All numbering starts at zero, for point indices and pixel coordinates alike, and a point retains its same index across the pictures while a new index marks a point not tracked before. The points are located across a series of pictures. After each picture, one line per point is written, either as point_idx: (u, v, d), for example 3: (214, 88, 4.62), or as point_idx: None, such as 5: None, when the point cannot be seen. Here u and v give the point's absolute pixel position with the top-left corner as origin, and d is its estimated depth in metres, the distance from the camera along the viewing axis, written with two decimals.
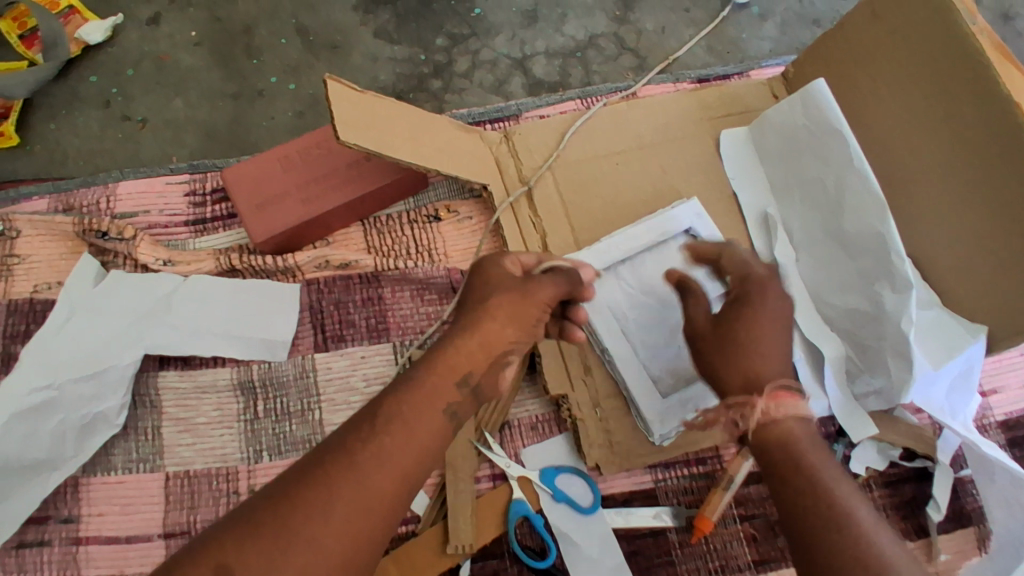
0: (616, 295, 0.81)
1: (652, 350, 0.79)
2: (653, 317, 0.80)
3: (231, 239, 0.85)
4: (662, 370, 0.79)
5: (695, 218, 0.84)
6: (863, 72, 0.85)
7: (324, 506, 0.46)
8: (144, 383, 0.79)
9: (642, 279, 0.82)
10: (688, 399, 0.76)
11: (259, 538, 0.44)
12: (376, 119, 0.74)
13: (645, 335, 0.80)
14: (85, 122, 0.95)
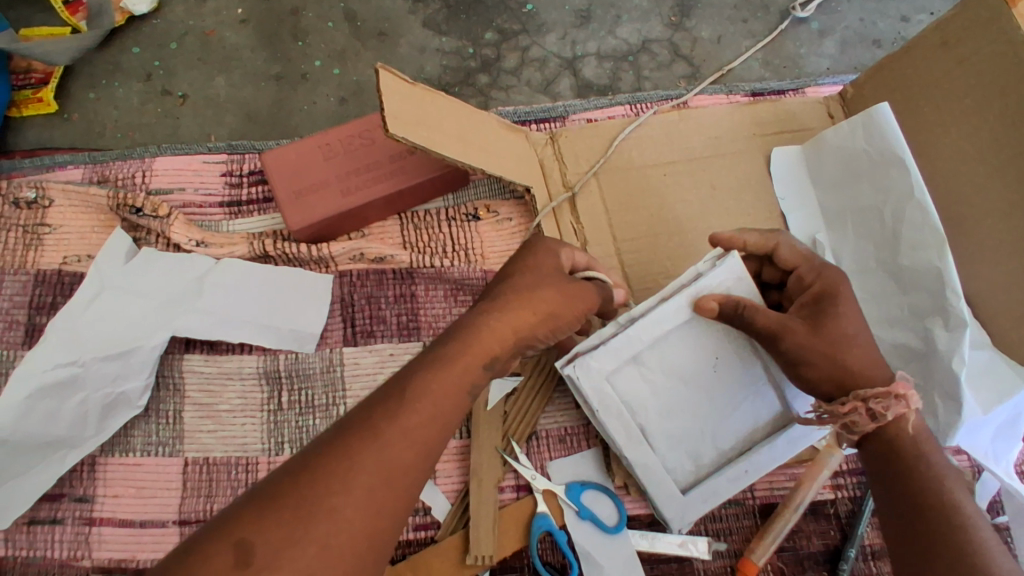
0: (635, 388, 0.70)
1: (670, 441, 0.72)
2: (675, 406, 0.71)
3: (265, 224, 0.84)
4: (680, 456, 0.72)
5: (734, 280, 0.67)
6: (927, 99, 0.82)
7: (343, 479, 0.44)
8: (169, 365, 0.78)
9: (665, 363, 0.70)
10: (709, 492, 0.71)
11: (277, 514, 0.42)
12: (425, 113, 0.72)
13: (665, 425, 0.71)
14: (124, 94, 0.94)
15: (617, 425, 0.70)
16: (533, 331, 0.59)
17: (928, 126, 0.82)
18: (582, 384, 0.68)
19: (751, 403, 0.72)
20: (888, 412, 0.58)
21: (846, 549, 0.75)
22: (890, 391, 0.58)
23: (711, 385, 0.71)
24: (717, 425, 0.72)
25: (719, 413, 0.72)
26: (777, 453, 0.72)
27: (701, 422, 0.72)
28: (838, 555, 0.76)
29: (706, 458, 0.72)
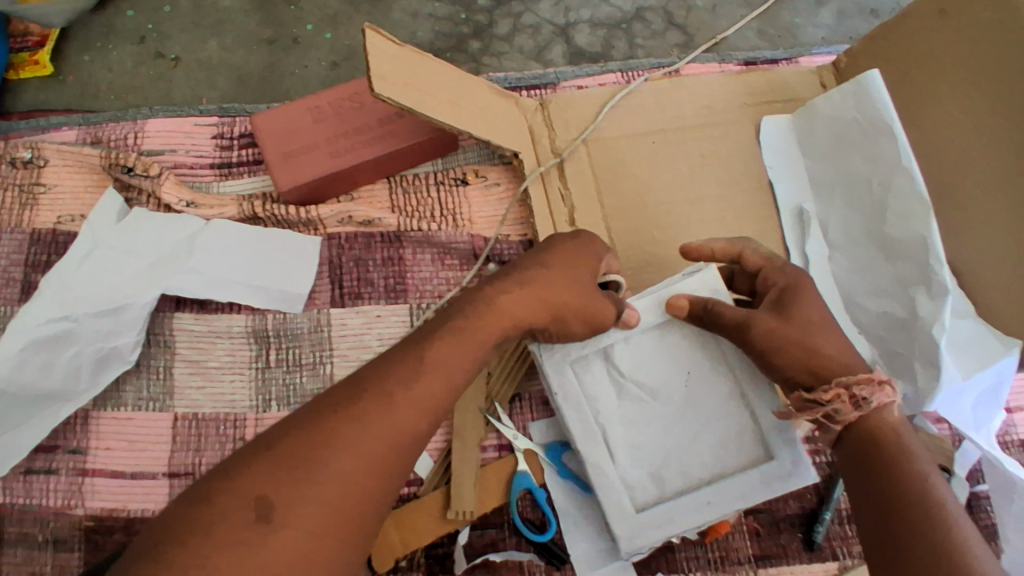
0: (600, 386, 0.70)
1: (631, 453, 0.70)
2: (640, 415, 0.70)
3: (255, 186, 0.84)
4: (640, 474, 0.70)
5: (711, 288, 0.68)
6: (921, 69, 0.82)
7: (353, 443, 0.46)
8: (159, 323, 0.79)
9: (633, 366, 0.70)
10: (666, 517, 0.68)
11: (290, 472, 0.44)
12: (412, 75, 0.72)
13: (628, 434, 0.70)
14: (119, 56, 0.95)
15: (575, 419, 0.69)
16: (535, 322, 0.60)
17: (921, 96, 0.82)
18: (547, 365, 0.70)
19: (725, 432, 0.69)
20: (871, 400, 0.59)
21: (822, 511, 0.76)
22: (872, 378, 0.59)
23: (681, 401, 0.69)
24: (683, 447, 0.69)
25: (686, 435, 0.69)
26: (750, 492, 0.67)
27: (665, 440, 0.70)
28: (813, 518, 0.77)
29: (668, 482, 0.69)
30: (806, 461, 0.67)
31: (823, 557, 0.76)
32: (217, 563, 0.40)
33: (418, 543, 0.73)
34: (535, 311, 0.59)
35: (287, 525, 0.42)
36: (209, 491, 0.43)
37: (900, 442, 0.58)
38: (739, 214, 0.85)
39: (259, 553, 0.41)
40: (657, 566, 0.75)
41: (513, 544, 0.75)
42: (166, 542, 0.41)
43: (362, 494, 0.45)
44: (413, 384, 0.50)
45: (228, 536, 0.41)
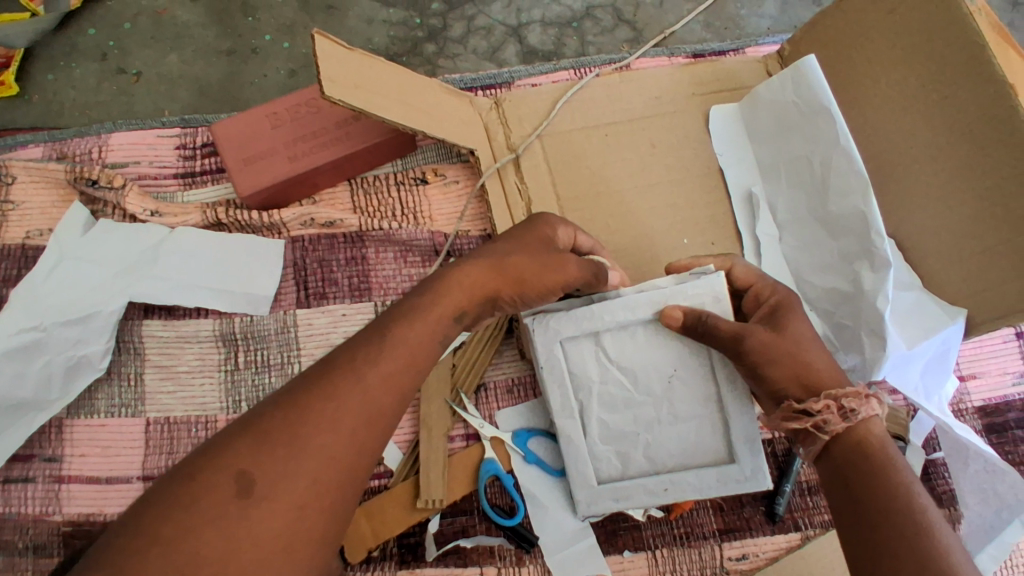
0: (586, 366, 0.73)
1: (604, 431, 0.73)
2: (619, 398, 0.72)
3: (218, 193, 0.86)
4: (608, 450, 0.73)
5: (711, 298, 0.68)
6: (858, 52, 0.84)
7: (332, 418, 0.47)
8: (128, 330, 0.81)
9: (621, 354, 0.72)
10: (623, 494, 0.73)
11: (271, 448, 0.45)
12: (365, 79, 0.75)
13: (603, 413, 0.73)
14: (82, 73, 0.96)
15: (555, 390, 0.73)
16: (498, 291, 0.61)
17: (860, 79, 0.85)
18: (538, 337, 0.73)
19: (697, 430, 0.71)
20: (858, 413, 0.58)
21: (782, 484, 0.78)
22: (859, 392, 0.59)
23: (660, 395, 0.71)
24: (654, 436, 0.72)
25: (659, 426, 0.72)
26: (705, 487, 0.71)
27: (637, 424, 0.72)
28: (774, 491, 0.79)
29: (633, 463, 0.73)
30: (764, 470, 0.71)
31: (786, 529, 0.78)
32: (202, 537, 0.42)
33: (390, 533, 0.75)
34: (496, 279, 0.61)
35: (269, 500, 0.44)
36: (195, 469, 0.44)
37: (885, 457, 0.56)
38: (691, 200, 0.88)
39: (242, 527, 0.43)
40: (624, 544, 0.77)
41: (484, 530, 0.77)
42: (147, 516, 0.42)
43: (342, 467, 0.47)
44: (375, 355, 0.51)
45: (212, 512, 0.42)
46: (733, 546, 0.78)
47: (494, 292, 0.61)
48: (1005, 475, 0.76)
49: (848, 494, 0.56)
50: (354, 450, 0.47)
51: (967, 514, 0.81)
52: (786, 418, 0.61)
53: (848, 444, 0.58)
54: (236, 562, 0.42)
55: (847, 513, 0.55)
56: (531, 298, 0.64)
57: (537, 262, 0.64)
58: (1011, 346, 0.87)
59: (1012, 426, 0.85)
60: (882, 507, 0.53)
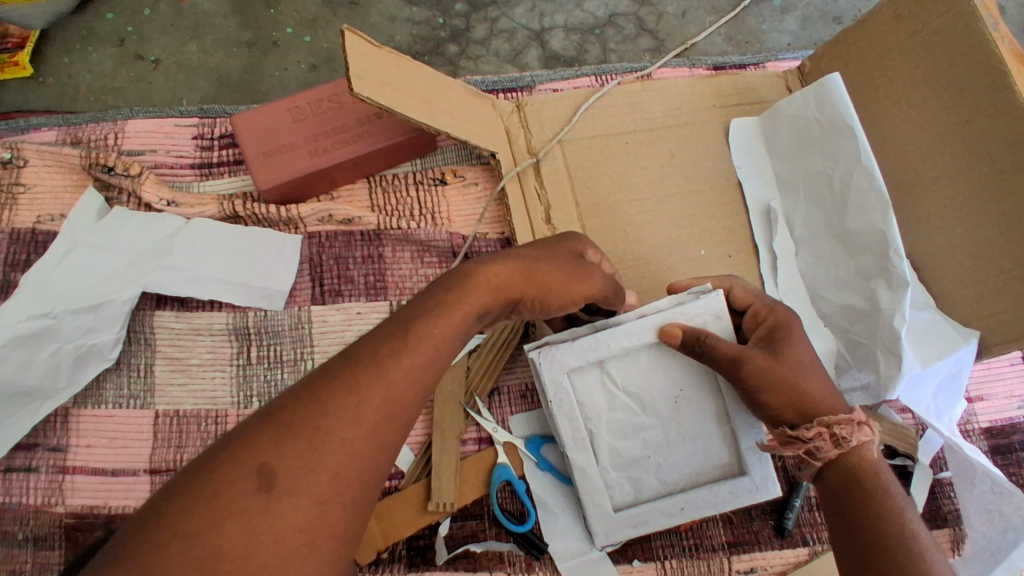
0: (594, 395, 0.71)
1: (615, 457, 0.72)
2: (628, 424, 0.71)
3: (235, 185, 0.85)
4: (620, 477, 0.72)
5: (712, 318, 0.67)
6: (879, 72, 0.85)
7: (352, 412, 0.45)
8: (140, 321, 0.80)
9: (628, 378, 0.70)
10: (641, 519, 0.72)
11: (292, 438, 0.43)
12: (391, 76, 0.74)
13: (613, 440, 0.72)
14: (98, 58, 0.95)
15: (566, 424, 0.70)
16: (521, 294, 0.60)
17: (880, 98, 0.85)
18: (544, 373, 0.69)
19: (703, 447, 0.72)
20: (851, 438, 0.58)
21: (791, 499, 0.78)
22: (852, 417, 0.59)
23: (668, 416, 0.71)
24: (664, 457, 0.72)
25: (668, 447, 0.72)
26: (719, 501, 0.71)
27: (647, 447, 0.72)
28: (783, 505, 0.79)
29: (645, 486, 0.72)
30: (773, 479, 0.71)
31: (794, 543, 0.78)
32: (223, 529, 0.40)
33: (400, 536, 0.74)
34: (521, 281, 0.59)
35: (290, 494, 0.42)
36: (211, 463, 0.42)
37: (874, 480, 0.58)
38: (708, 212, 0.89)
39: (266, 522, 0.41)
40: (633, 554, 0.77)
41: (493, 535, 0.76)
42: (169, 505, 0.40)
43: (361, 462, 0.45)
44: (403, 350, 0.49)
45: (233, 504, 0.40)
46: (742, 560, 0.77)
47: (515, 295, 0.59)
48: (1012, 496, 0.76)
49: (844, 517, 0.57)
50: (383, 449, 0.46)
51: (971, 534, 0.81)
52: (782, 443, 0.62)
53: (843, 470, 0.59)
54: (257, 558, 0.40)
55: (842, 537, 0.57)
56: (552, 304, 0.63)
57: (559, 269, 0.63)
58: (1017, 369, 0.88)
59: (1017, 448, 0.85)
60: (875, 532, 0.55)
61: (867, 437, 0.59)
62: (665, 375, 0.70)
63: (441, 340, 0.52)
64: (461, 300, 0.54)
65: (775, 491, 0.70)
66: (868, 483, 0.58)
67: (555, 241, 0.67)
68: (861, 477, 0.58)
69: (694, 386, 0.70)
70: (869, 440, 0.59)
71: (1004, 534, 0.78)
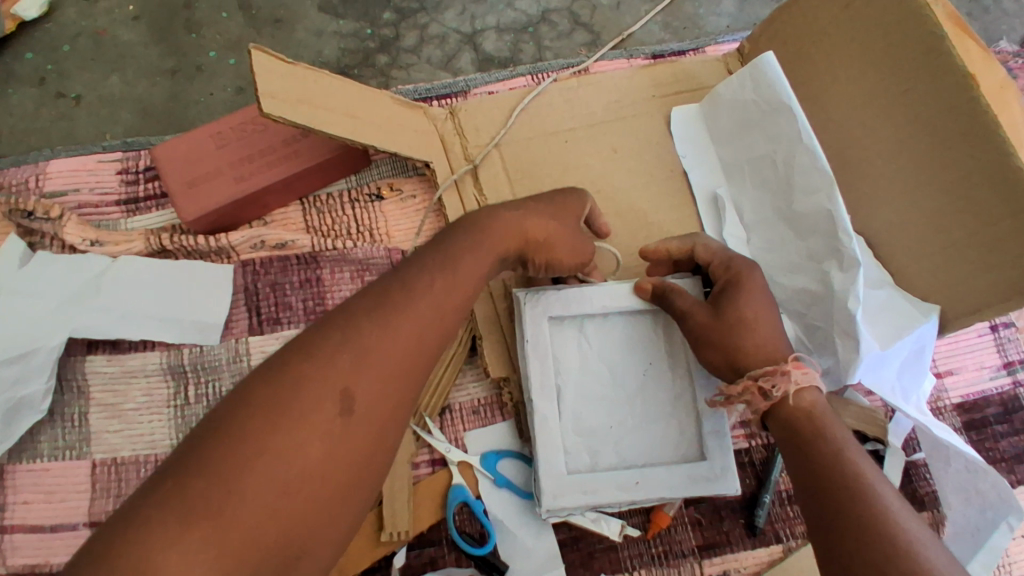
0: (568, 353, 0.71)
1: (577, 422, 0.70)
2: (596, 389, 0.71)
3: (163, 219, 0.83)
4: (579, 444, 0.70)
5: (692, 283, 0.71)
6: (816, 48, 0.82)
7: (348, 370, 0.47)
8: (70, 368, 0.77)
9: (602, 345, 0.72)
10: (593, 488, 0.68)
11: (263, 419, 0.44)
12: (307, 93, 0.72)
13: (579, 403, 0.70)
14: (18, 99, 0.92)
15: (539, 370, 0.69)
16: (530, 254, 0.66)
17: (820, 75, 0.82)
18: (527, 309, 0.69)
19: (663, 430, 0.71)
20: (775, 390, 0.59)
21: (761, 494, 0.75)
22: (776, 369, 0.60)
23: (634, 389, 0.71)
24: (624, 431, 0.70)
25: (629, 420, 0.71)
26: (674, 484, 0.69)
27: (609, 417, 0.70)
28: (753, 501, 0.76)
29: (602, 459, 0.70)
30: (733, 473, 0.69)
31: (767, 541, 0.75)
32: (239, 491, 0.41)
33: (354, 569, 0.71)
34: (540, 241, 0.65)
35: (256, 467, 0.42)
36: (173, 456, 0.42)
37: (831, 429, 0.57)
38: (655, 206, 0.86)
39: (266, 475, 0.42)
40: (600, 567, 0.73)
41: (453, 560, 0.73)
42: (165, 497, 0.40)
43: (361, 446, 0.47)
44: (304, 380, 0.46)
45: (239, 466, 0.42)
46: (714, 563, 0.74)
47: (525, 253, 0.65)
48: (985, 474, 0.72)
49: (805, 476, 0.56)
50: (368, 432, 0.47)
51: (951, 515, 0.78)
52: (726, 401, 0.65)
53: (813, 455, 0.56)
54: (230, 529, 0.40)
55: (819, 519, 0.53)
56: (559, 266, 0.68)
57: (569, 228, 0.67)
58: (986, 341, 0.85)
59: (992, 422, 0.83)
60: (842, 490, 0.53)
61: (794, 386, 0.59)
62: (637, 348, 0.72)
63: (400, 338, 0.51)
64: (495, 244, 0.61)
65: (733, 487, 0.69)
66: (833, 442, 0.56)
67: (558, 195, 0.68)
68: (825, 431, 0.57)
69: (663, 367, 0.71)
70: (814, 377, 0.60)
71: (983, 514, 0.75)
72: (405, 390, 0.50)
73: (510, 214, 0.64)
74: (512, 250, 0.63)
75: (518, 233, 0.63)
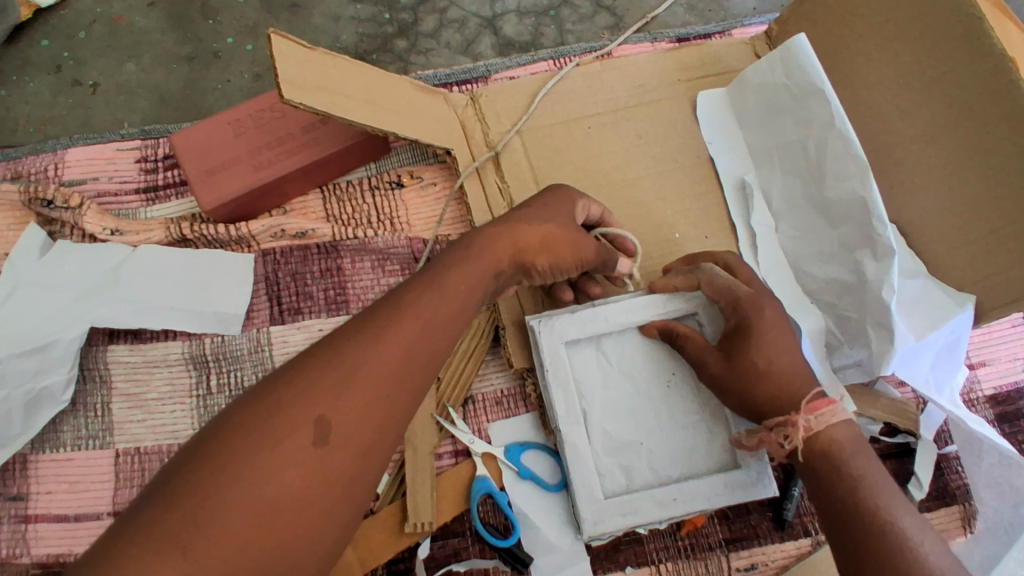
0: (589, 373, 0.69)
1: (607, 441, 0.68)
2: (622, 405, 0.69)
3: (182, 208, 0.82)
4: (612, 463, 0.68)
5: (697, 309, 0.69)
6: (847, 30, 0.80)
7: (330, 397, 0.45)
8: (92, 357, 0.76)
9: (623, 359, 0.70)
10: (632, 508, 0.67)
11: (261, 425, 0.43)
12: (327, 79, 0.70)
13: (607, 422, 0.69)
14: (35, 87, 0.91)
15: (561, 397, 0.68)
16: (531, 258, 0.62)
17: (851, 58, 0.80)
18: (541, 339, 0.69)
19: (694, 438, 0.69)
20: (789, 440, 0.60)
21: (790, 488, 0.74)
22: (788, 419, 0.60)
23: (660, 399, 0.69)
24: (657, 444, 0.69)
25: (660, 432, 0.69)
26: (714, 494, 0.67)
27: (640, 432, 0.69)
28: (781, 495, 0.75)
29: (638, 475, 0.68)
30: (769, 475, 0.68)
31: (796, 535, 0.74)
32: (217, 518, 0.39)
33: (376, 561, 0.70)
34: (535, 245, 0.62)
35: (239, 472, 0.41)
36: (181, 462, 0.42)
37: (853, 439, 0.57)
38: (681, 193, 0.83)
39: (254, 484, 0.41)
40: (626, 560, 0.73)
41: (477, 552, 0.72)
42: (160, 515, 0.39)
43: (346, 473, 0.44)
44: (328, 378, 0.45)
45: (216, 491, 0.40)
46: (742, 557, 0.73)
47: (527, 259, 0.62)
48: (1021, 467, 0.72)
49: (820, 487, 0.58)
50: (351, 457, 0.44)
51: (983, 509, 0.77)
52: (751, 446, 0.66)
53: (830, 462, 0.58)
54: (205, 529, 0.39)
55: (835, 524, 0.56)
56: (562, 267, 0.65)
57: (564, 228, 0.63)
58: (1020, 331, 0.83)
59: None
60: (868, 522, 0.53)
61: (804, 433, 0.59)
62: (657, 360, 0.70)
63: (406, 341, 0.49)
64: (485, 254, 0.58)
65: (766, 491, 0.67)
66: (850, 465, 0.57)
67: (550, 196, 0.65)
68: (841, 457, 0.57)
69: (687, 375, 0.70)
70: (833, 415, 0.59)
71: (1017, 508, 0.74)
72: (399, 405, 0.47)
73: (498, 224, 0.61)
74: (506, 258, 0.60)
75: (509, 240, 0.60)
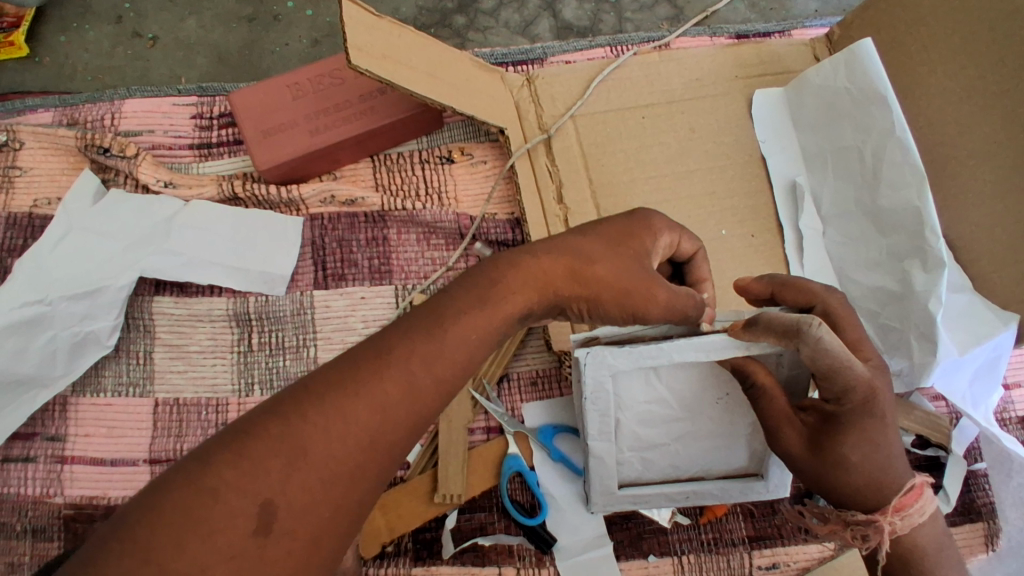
0: (632, 391, 0.61)
1: (634, 441, 0.65)
2: (658, 415, 0.64)
3: (234, 166, 0.83)
4: (633, 457, 0.66)
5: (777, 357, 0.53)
6: (912, 37, 0.79)
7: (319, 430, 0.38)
8: (138, 307, 0.78)
9: (672, 377, 0.61)
10: (643, 499, 0.68)
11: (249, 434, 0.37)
12: (389, 48, 0.70)
13: (638, 427, 0.64)
14: (95, 36, 0.92)
15: (595, 418, 0.61)
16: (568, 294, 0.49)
17: (913, 66, 0.79)
18: (587, 372, 0.56)
19: (728, 448, 0.66)
20: (868, 539, 0.53)
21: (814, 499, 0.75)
22: (871, 520, 0.52)
23: (702, 413, 0.64)
24: (683, 447, 0.66)
25: (690, 438, 0.65)
26: (726, 495, 0.67)
27: (670, 436, 0.65)
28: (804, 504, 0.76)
29: (656, 467, 0.67)
30: (787, 484, 0.66)
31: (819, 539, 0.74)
32: (186, 548, 0.34)
33: (404, 527, 0.72)
34: (571, 282, 0.49)
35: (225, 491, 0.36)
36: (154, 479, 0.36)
37: None
38: (729, 190, 0.83)
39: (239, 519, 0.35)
40: (649, 548, 0.73)
41: (502, 528, 0.73)
42: (96, 539, 0.34)
43: (318, 520, 0.37)
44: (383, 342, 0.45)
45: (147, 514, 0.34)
46: (764, 555, 0.73)
47: (564, 297, 0.49)
48: None
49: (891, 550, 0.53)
50: (328, 506, 0.38)
51: (1006, 528, 0.77)
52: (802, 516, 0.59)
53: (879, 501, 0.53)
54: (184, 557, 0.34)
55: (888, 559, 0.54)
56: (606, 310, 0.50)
57: (617, 270, 0.49)
58: None
59: None
60: None
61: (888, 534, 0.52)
62: (712, 380, 0.62)
63: (415, 379, 0.41)
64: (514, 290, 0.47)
65: (779, 492, 0.67)
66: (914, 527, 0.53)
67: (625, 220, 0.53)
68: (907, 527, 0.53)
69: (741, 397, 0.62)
70: (919, 513, 0.52)
71: None
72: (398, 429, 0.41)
73: (542, 249, 0.49)
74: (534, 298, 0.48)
75: (535, 280, 0.48)
